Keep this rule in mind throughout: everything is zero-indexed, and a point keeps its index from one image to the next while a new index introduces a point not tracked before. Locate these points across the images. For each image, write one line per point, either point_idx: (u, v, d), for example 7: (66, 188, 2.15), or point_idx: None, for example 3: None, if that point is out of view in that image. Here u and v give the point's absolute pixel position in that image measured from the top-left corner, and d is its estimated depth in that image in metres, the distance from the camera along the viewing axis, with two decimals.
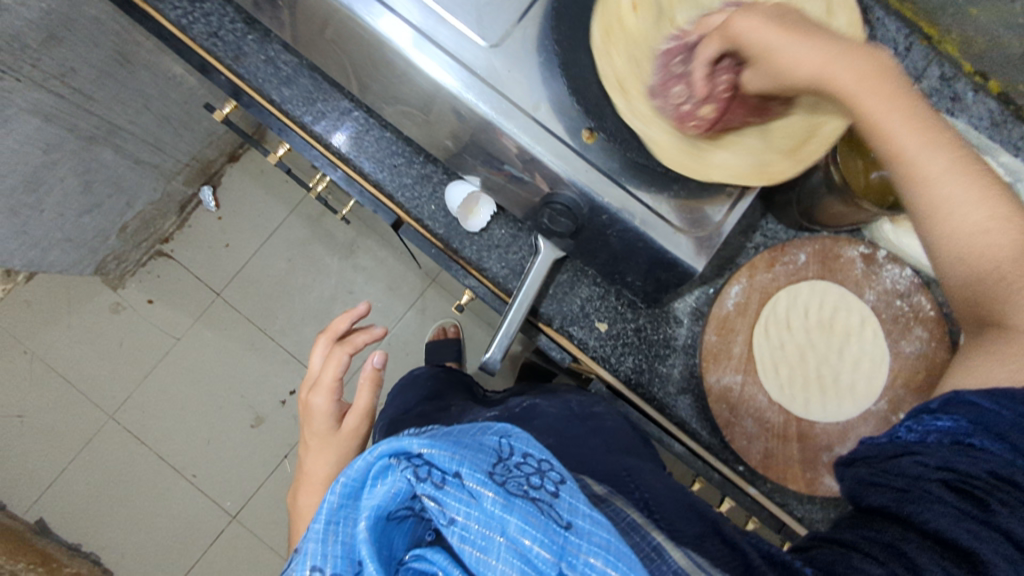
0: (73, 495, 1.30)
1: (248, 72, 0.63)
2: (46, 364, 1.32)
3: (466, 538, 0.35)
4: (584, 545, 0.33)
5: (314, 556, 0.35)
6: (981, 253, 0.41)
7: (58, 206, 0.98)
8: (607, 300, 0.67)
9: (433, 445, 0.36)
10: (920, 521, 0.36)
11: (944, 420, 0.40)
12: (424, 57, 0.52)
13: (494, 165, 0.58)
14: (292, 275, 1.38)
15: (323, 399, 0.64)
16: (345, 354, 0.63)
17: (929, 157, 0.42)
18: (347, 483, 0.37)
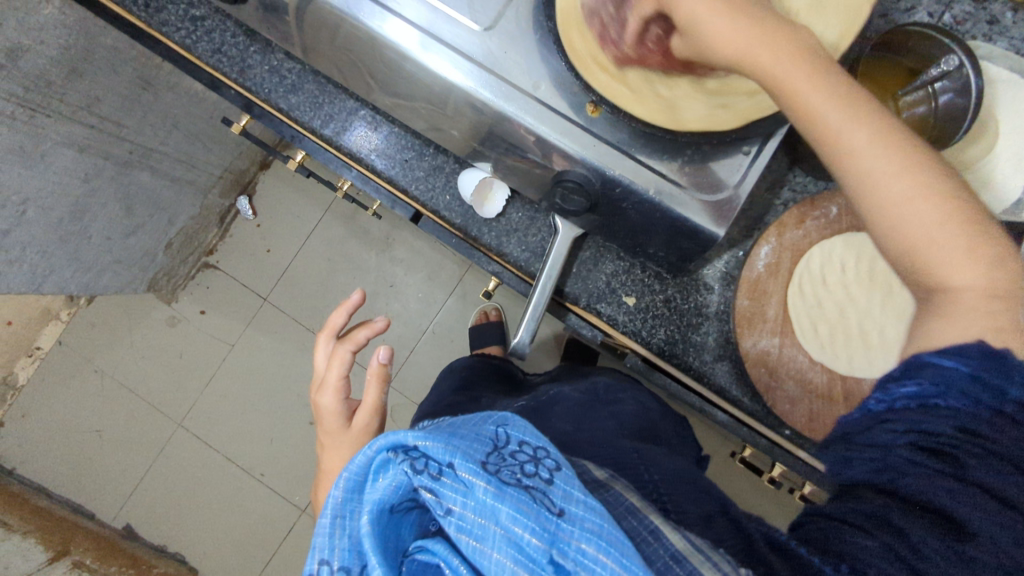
0: (155, 499, 1.39)
1: (255, 85, 0.64)
2: (114, 380, 1.40)
3: (463, 527, 0.36)
4: (575, 532, 0.34)
5: (322, 550, 0.38)
6: (904, 226, 0.40)
7: (104, 231, 1.03)
8: (633, 273, 0.66)
9: (427, 438, 0.38)
10: (899, 486, 0.36)
11: (908, 384, 0.38)
12: (433, 56, 0.51)
13: (517, 153, 0.57)
14: (333, 274, 1.41)
15: (331, 399, 0.63)
16: (348, 351, 0.62)
17: (850, 127, 0.41)
18: (350, 477, 0.40)
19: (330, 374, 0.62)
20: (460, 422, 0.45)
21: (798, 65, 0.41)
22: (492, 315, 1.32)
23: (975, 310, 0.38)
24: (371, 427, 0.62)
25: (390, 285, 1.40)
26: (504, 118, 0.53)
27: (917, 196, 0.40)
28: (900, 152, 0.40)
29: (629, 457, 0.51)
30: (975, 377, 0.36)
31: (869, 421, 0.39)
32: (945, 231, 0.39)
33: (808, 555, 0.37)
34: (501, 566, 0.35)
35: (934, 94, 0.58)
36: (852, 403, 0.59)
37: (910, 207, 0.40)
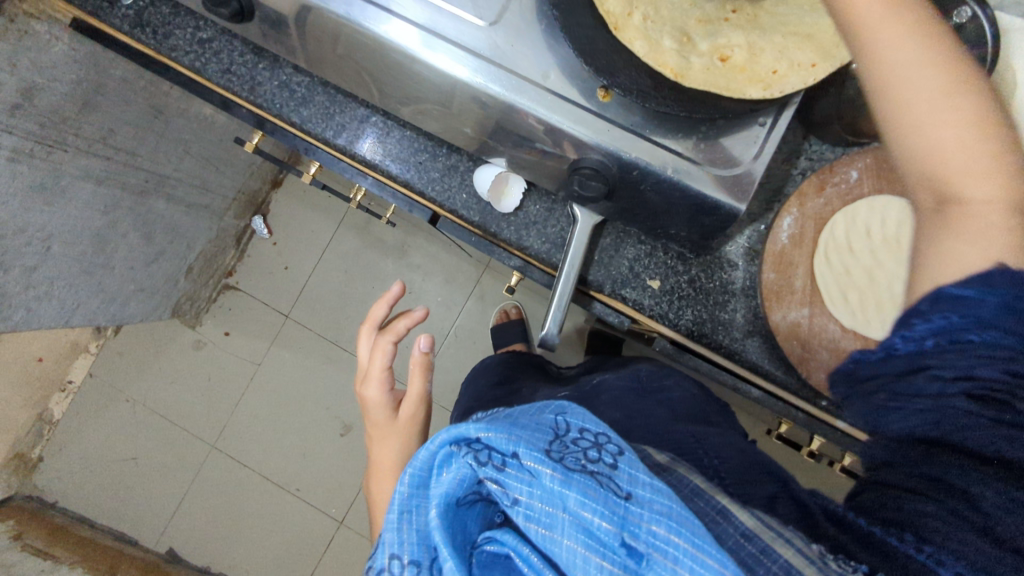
0: (194, 522, 1.40)
1: (266, 100, 0.64)
2: (146, 406, 1.42)
3: (531, 516, 0.38)
4: (645, 514, 0.35)
5: (391, 545, 0.40)
6: (936, 141, 0.40)
7: (127, 261, 1.04)
8: (655, 256, 0.66)
9: (489, 429, 0.39)
10: (959, 441, 0.38)
11: (936, 319, 0.40)
12: (437, 55, 0.51)
13: (526, 145, 0.57)
14: (352, 286, 1.42)
15: (376, 390, 0.66)
16: (389, 343, 0.64)
17: (887, 32, 0.39)
18: (414, 474, 0.42)
19: (374, 367, 0.65)
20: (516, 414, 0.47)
21: None
22: (513, 313, 1.32)
23: (995, 234, 0.39)
24: (416, 416, 0.66)
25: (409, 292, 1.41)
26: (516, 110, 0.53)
27: (944, 94, 0.39)
28: (940, 65, 0.40)
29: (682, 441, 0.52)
30: (1008, 305, 0.38)
31: (908, 368, 0.41)
32: (962, 141, 0.40)
33: (869, 526, 0.38)
34: (574, 552, 0.36)
35: None
36: None
37: (935, 105, 0.40)
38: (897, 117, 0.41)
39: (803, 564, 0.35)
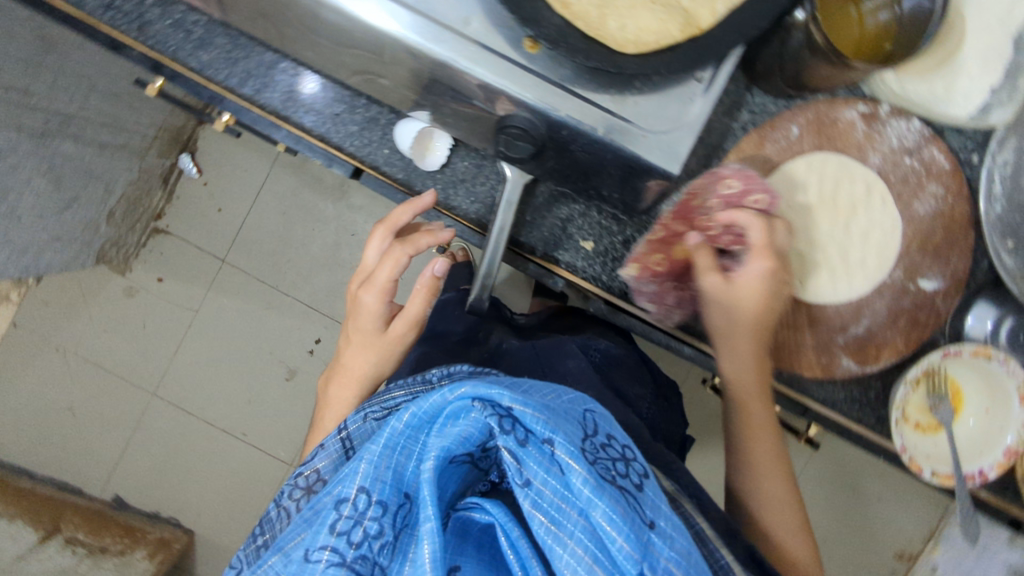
0: (139, 470, 1.38)
1: (157, 43, 0.57)
2: (78, 356, 1.36)
3: (539, 504, 0.39)
4: (665, 549, 0.39)
5: (365, 477, 0.41)
6: (767, 490, 0.59)
7: (34, 209, 0.96)
8: (589, 216, 0.63)
9: (525, 404, 0.40)
10: None
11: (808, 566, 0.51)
12: None
13: (463, 99, 0.52)
14: (290, 227, 1.36)
15: (374, 298, 0.62)
16: (406, 254, 0.60)
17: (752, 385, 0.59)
18: (416, 413, 0.42)
19: (382, 274, 0.61)
20: (524, 383, 0.46)
21: (746, 327, 0.57)
22: (460, 256, 1.29)
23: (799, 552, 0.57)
24: (407, 339, 0.64)
25: (352, 233, 1.37)
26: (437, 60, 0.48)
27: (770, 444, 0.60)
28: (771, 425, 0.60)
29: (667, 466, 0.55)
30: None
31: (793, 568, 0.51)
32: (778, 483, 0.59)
33: None
34: (575, 554, 0.38)
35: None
36: (817, 328, 0.62)
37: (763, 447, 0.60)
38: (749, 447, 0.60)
39: None
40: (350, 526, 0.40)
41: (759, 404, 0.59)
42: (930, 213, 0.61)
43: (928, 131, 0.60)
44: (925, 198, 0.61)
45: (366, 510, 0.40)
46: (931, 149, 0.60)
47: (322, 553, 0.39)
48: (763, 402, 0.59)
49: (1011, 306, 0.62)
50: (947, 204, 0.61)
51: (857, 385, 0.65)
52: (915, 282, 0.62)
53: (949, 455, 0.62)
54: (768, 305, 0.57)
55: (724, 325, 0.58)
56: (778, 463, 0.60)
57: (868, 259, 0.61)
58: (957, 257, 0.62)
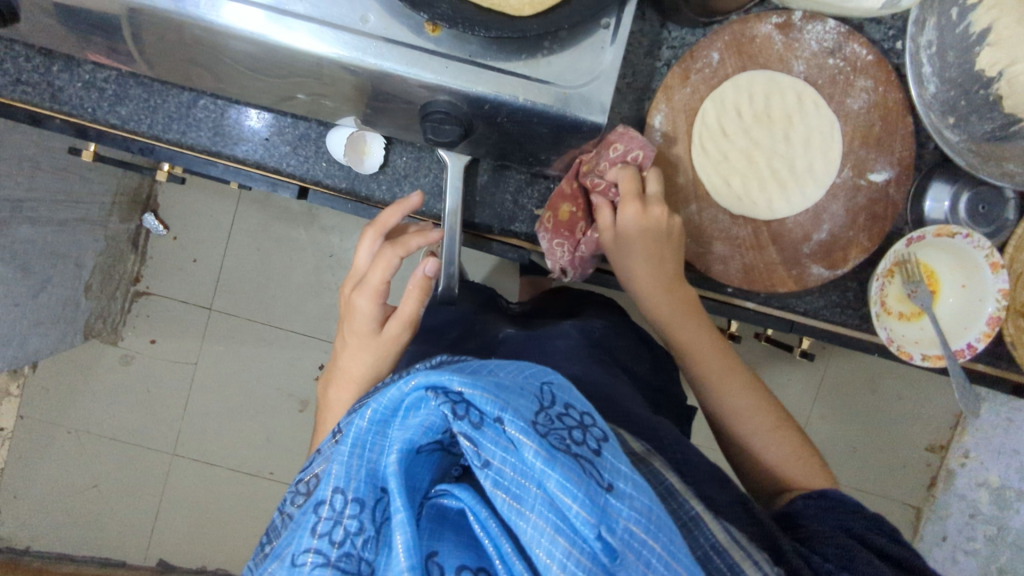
0: (177, 530, 1.40)
1: (74, 107, 0.57)
2: (92, 433, 1.37)
3: (500, 482, 0.41)
4: (624, 509, 0.40)
5: (338, 478, 0.41)
6: (732, 406, 0.59)
7: (7, 299, 0.97)
8: (537, 183, 0.63)
9: (473, 386, 0.41)
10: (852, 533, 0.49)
11: (816, 502, 0.53)
12: (241, 15, 0.47)
13: (377, 98, 0.53)
14: (268, 262, 1.37)
15: (368, 301, 0.60)
16: (396, 256, 0.57)
17: (675, 314, 0.60)
18: (378, 409, 0.43)
19: (374, 276, 0.58)
20: (491, 365, 0.47)
21: (644, 261, 0.58)
22: None
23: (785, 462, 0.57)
24: (402, 337, 0.61)
25: (329, 255, 1.37)
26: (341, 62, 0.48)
27: (723, 364, 0.60)
28: (716, 344, 0.60)
29: (653, 425, 0.56)
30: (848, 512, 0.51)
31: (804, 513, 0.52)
32: (747, 401, 0.59)
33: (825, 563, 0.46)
34: (539, 527, 0.40)
35: None
36: (781, 244, 0.62)
37: (708, 371, 0.60)
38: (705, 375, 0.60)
39: None
40: (331, 526, 0.41)
41: (684, 330, 0.60)
42: (865, 107, 0.61)
43: (844, 28, 0.60)
44: (857, 94, 0.61)
45: (343, 509, 0.41)
46: (852, 46, 0.60)
47: (307, 556, 0.40)
48: (687, 325, 0.60)
49: (963, 180, 0.63)
50: (880, 94, 0.61)
51: (833, 290, 0.65)
52: (866, 178, 0.62)
53: (935, 337, 0.63)
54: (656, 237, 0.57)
55: (624, 263, 0.59)
56: (733, 374, 0.60)
57: (814, 164, 0.62)
58: (901, 145, 0.62)
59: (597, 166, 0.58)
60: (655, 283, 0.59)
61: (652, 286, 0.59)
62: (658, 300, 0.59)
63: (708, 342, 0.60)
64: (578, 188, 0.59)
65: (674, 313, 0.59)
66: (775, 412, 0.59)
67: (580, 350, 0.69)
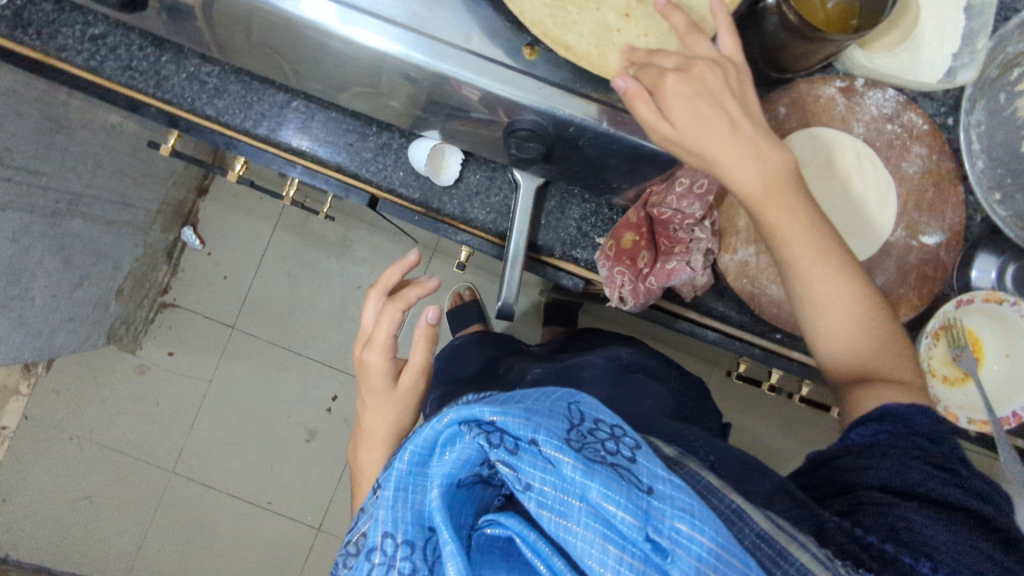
0: (164, 553, 1.35)
1: (175, 96, 0.61)
2: (94, 442, 1.35)
3: (544, 503, 0.40)
4: (668, 510, 0.39)
5: (385, 523, 0.43)
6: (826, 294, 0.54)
7: (46, 290, 0.98)
8: (601, 213, 0.65)
9: (504, 413, 0.41)
10: (917, 489, 0.46)
11: (877, 425, 0.50)
12: (356, 29, 0.49)
13: (460, 116, 0.56)
14: (297, 287, 1.38)
15: (379, 356, 0.67)
16: (400, 309, 0.64)
17: (777, 204, 0.52)
18: (415, 450, 0.44)
19: (381, 333, 0.65)
20: (518, 396, 0.48)
21: (732, 141, 0.50)
22: (467, 294, 1.30)
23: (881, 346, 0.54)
24: (416, 387, 0.68)
25: (358, 287, 1.38)
26: (420, 70, 0.51)
27: (816, 253, 0.53)
28: (814, 229, 0.53)
29: (680, 431, 0.57)
30: (902, 433, 0.49)
31: (858, 448, 0.51)
32: (841, 292, 0.54)
33: (883, 545, 0.43)
34: (589, 541, 0.39)
35: None
36: None
37: (809, 259, 0.53)
38: (802, 271, 0.54)
39: (816, 567, 0.40)
40: (386, 570, 0.42)
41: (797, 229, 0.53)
42: (919, 173, 0.65)
43: (903, 98, 0.64)
44: (911, 160, 0.65)
45: (395, 554, 0.42)
46: (909, 115, 0.64)
47: None
48: (803, 219, 0.53)
49: (1009, 253, 0.65)
50: (934, 162, 0.65)
51: None
52: (918, 239, 0.65)
53: (979, 403, 0.64)
54: (739, 109, 0.50)
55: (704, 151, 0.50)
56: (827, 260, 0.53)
57: (873, 220, 0.64)
58: (952, 212, 0.65)
59: (665, 199, 0.59)
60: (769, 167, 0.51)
61: (765, 180, 0.51)
62: (774, 193, 0.51)
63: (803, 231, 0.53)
64: (644, 217, 0.61)
65: (768, 198, 0.51)
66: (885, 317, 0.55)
67: (607, 377, 0.72)
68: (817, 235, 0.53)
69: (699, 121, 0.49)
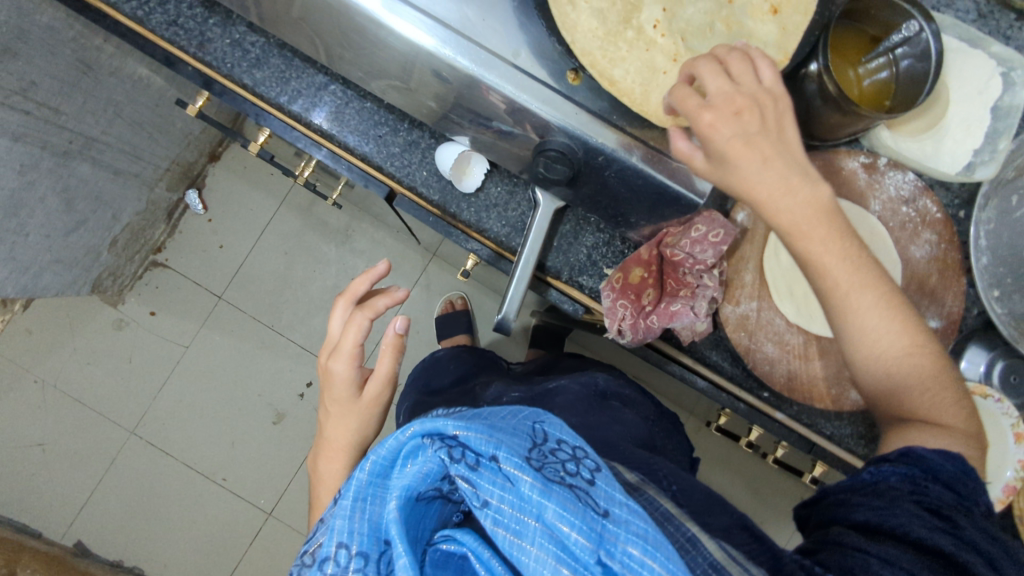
0: (107, 514, 1.31)
1: (215, 59, 0.61)
2: (57, 390, 1.32)
3: (500, 521, 0.40)
4: (622, 534, 0.38)
5: (342, 533, 0.42)
6: (872, 332, 0.50)
7: (42, 228, 0.97)
8: (613, 245, 0.66)
9: (467, 428, 0.41)
10: (905, 533, 0.43)
11: (895, 467, 0.47)
12: (400, 20, 0.49)
13: (482, 123, 0.57)
14: (292, 268, 1.37)
15: (345, 365, 0.65)
16: (367, 318, 0.63)
17: (822, 236, 0.47)
18: (376, 461, 0.43)
19: (347, 342, 0.64)
20: (485, 413, 0.48)
21: (770, 170, 0.46)
22: (458, 304, 1.30)
23: (931, 382, 0.50)
24: (381, 397, 0.66)
25: (351, 277, 1.38)
26: (455, 71, 0.51)
27: (862, 286, 0.49)
28: (855, 265, 0.49)
29: (648, 461, 0.57)
30: (913, 479, 0.46)
31: (861, 484, 0.47)
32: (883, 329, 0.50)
33: None
34: (542, 561, 0.39)
35: (896, 60, 0.59)
36: (827, 359, 0.63)
37: (855, 295, 0.49)
38: (845, 309, 0.49)
39: None
40: None
41: (838, 266, 0.48)
42: (927, 258, 0.66)
43: (921, 184, 0.66)
44: (921, 244, 0.66)
45: (348, 565, 0.41)
46: (925, 200, 0.66)
47: None
48: (844, 256, 0.48)
49: (1000, 349, 0.67)
50: (942, 250, 0.66)
51: (862, 422, 0.66)
52: None
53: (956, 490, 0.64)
54: (774, 143, 0.46)
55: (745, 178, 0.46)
56: (870, 296, 0.49)
57: None
58: (952, 300, 0.66)
59: (680, 241, 0.60)
60: (803, 203, 0.47)
61: (808, 210, 0.47)
62: (816, 226, 0.47)
63: (846, 267, 0.48)
64: (655, 256, 0.61)
65: (812, 227, 0.47)
66: (937, 350, 0.51)
67: (585, 399, 0.71)
68: (861, 271, 0.49)
69: (742, 143, 0.45)
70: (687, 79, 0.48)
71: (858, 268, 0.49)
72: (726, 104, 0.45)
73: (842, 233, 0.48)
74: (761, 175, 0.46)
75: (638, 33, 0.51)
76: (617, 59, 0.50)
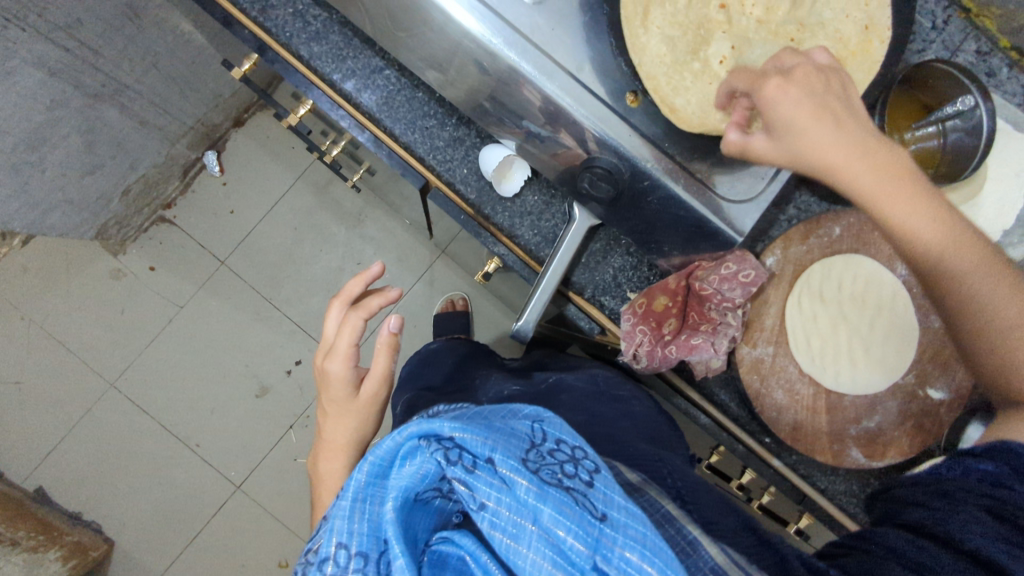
0: (73, 463, 1.29)
1: (275, 26, 0.61)
2: (43, 330, 1.29)
3: (497, 524, 0.38)
4: (620, 538, 0.36)
5: (339, 534, 0.39)
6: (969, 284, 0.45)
7: (59, 166, 0.96)
8: (639, 270, 0.66)
9: (464, 429, 0.39)
10: (956, 537, 0.38)
11: (984, 463, 0.42)
12: (459, 7, 0.49)
13: (515, 122, 0.56)
14: (299, 244, 1.36)
15: (340, 366, 0.64)
16: (361, 318, 0.63)
17: (898, 191, 0.45)
18: (374, 462, 0.41)
19: (341, 342, 0.63)
20: (484, 412, 0.46)
21: (838, 133, 0.44)
22: (460, 304, 1.28)
23: None
24: (378, 395, 0.65)
25: (357, 262, 1.36)
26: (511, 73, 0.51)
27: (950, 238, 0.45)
28: (941, 214, 0.45)
29: (652, 459, 0.57)
30: (998, 477, 0.41)
31: (938, 479, 0.43)
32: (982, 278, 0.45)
33: None
34: (537, 566, 0.37)
35: (944, 131, 0.59)
36: (833, 416, 0.63)
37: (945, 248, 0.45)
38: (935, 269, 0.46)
39: None
40: None
41: (922, 221, 0.45)
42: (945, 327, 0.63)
43: None
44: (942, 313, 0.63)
45: (348, 566, 0.38)
46: None
47: None
48: (926, 209, 0.45)
49: None
50: None
51: (857, 480, 0.67)
52: (925, 390, 0.62)
53: None
54: (839, 107, 0.44)
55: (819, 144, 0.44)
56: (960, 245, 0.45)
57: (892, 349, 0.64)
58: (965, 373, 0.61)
59: (710, 276, 0.60)
60: (873, 161, 0.44)
61: (880, 167, 0.45)
62: (890, 182, 0.45)
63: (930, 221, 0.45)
64: (682, 287, 0.61)
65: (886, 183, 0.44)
66: None
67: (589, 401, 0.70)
68: (947, 220, 0.45)
69: (807, 110, 0.44)
70: (726, 95, 0.49)
71: (943, 219, 0.45)
72: (783, 76, 0.45)
73: (917, 187, 0.45)
74: (831, 138, 0.44)
75: (703, 66, 0.51)
76: (678, 90, 0.50)
